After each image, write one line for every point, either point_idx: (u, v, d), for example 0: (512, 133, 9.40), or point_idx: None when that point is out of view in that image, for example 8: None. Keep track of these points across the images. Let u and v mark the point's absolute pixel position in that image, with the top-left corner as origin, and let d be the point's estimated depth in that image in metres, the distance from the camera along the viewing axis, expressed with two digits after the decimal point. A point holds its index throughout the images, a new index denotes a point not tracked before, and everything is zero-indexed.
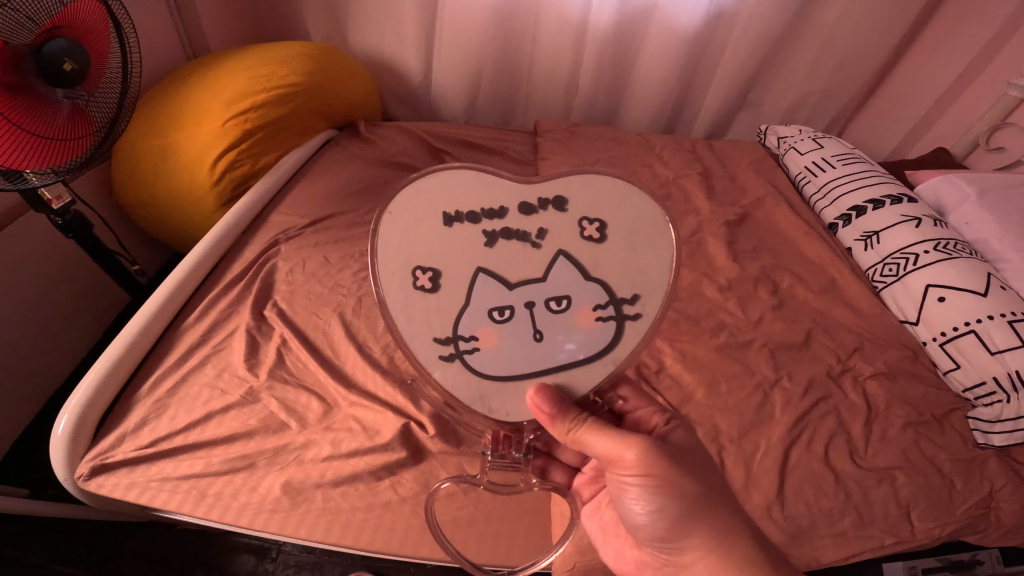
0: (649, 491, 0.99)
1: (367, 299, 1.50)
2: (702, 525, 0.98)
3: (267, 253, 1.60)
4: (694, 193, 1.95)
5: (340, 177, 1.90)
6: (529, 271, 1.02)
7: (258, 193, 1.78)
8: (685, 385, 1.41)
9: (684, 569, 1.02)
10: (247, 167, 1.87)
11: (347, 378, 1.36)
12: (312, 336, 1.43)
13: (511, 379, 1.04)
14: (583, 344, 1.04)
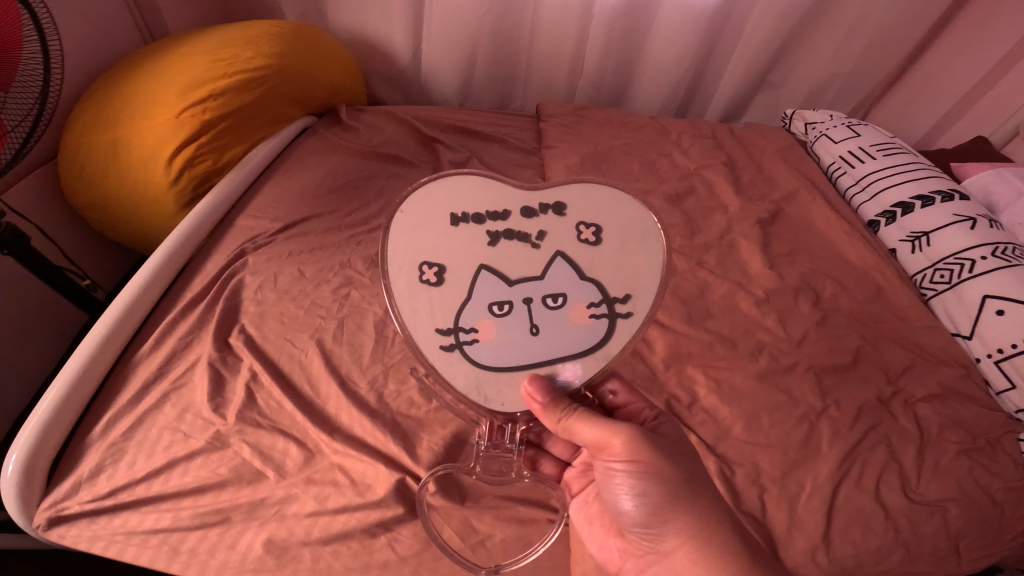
0: (637, 480, 0.93)
1: (350, 321, 1.27)
2: (690, 523, 0.90)
3: (233, 266, 1.38)
4: (720, 186, 1.72)
5: (317, 172, 1.65)
6: (530, 269, 1.01)
7: (222, 195, 1.54)
8: (721, 420, 1.23)
9: (666, 559, 0.93)
10: (208, 162, 1.62)
11: (330, 418, 1.16)
12: (286, 368, 1.22)
13: (508, 373, 1.02)
14: (579, 342, 1.03)
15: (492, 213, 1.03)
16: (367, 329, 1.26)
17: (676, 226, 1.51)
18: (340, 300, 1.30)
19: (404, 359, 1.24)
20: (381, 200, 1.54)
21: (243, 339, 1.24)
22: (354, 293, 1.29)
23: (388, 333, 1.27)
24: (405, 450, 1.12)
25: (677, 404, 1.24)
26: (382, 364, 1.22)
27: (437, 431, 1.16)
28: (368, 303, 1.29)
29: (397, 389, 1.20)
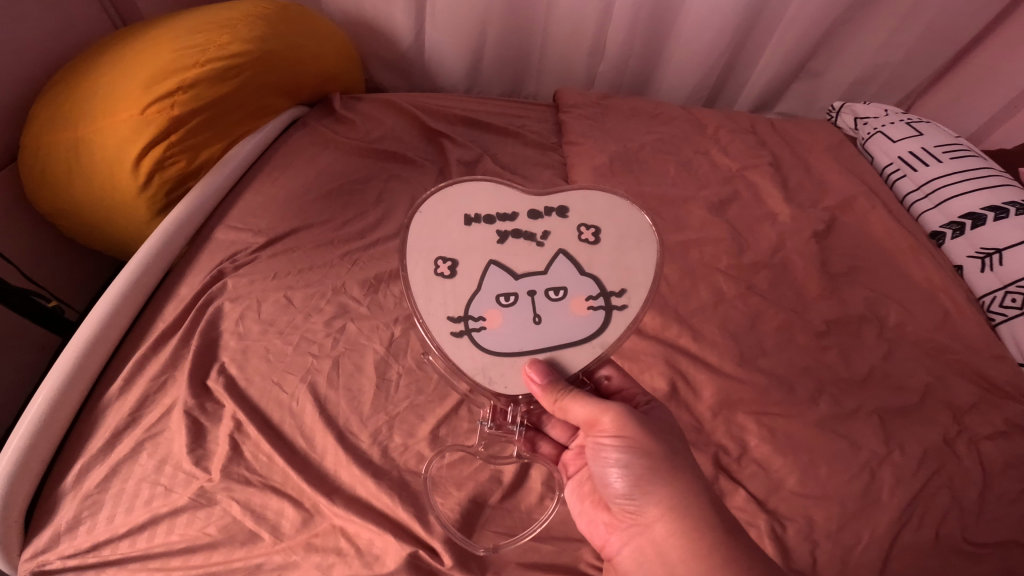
0: (628, 460, 0.82)
1: (345, 360, 1.08)
2: (676, 500, 0.79)
3: (210, 290, 1.20)
4: (767, 191, 1.53)
5: (307, 173, 1.44)
6: (529, 254, 0.93)
7: (195, 203, 1.34)
8: (774, 470, 1.05)
9: (649, 534, 0.81)
10: (180, 164, 1.41)
11: (328, 476, 1.00)
12: (274, 415, 1.04)
13: (502, 361, 0.92)
14: (576, 331, 0.92)
15: (497, 203, 0.95)
16: (367, 369, 1.08)
17: (722, 242, 1.30)
18: (333, 334, 1.11)
19: (415, 405, 1.06)
20: (377, 208, 1.32)
21: (225, 383, 1.07)
22: (350, 326, 1.11)
23: (391, 374, 1.08)
24: (417, 516, 0.95)
25: (730, 459, 1.05)
26: (386, 413, 1.04)
27: (451, 492, 1.00)
28: (366, 339, 1.09)
29: (407, 440, 1.03)
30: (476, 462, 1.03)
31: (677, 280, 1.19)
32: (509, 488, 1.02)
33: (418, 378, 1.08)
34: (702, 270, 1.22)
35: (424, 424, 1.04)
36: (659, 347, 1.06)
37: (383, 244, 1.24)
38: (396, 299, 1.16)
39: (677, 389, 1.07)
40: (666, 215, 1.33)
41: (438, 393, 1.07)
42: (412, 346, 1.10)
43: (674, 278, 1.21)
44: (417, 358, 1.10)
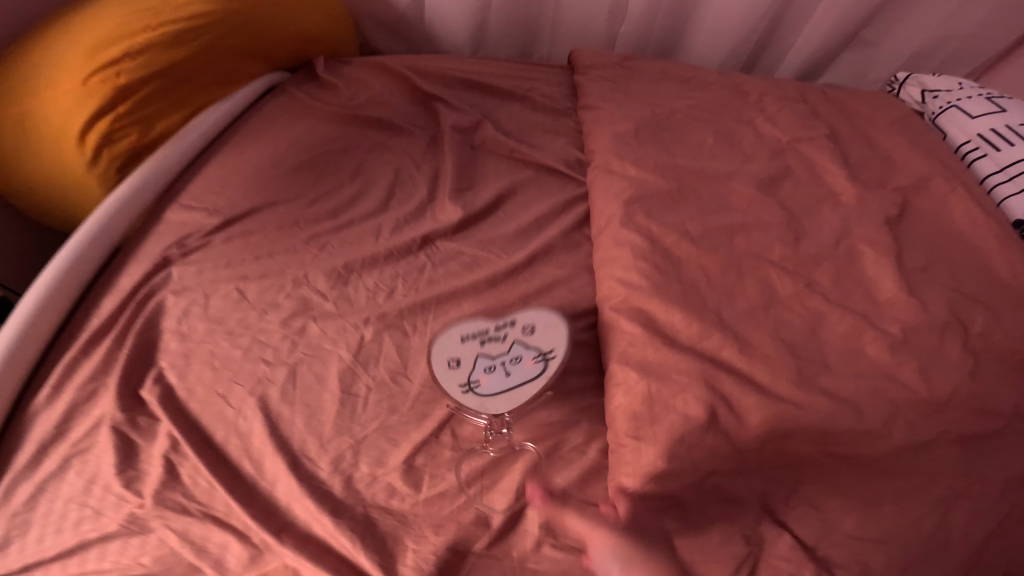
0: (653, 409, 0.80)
1: (304, 368, 0.88)
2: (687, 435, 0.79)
3: (153, 279, 1.03)
4: (824, 166, 1.25)
5: (279, 143, 1.23)
6: (506, 352, 0.79)
7: (145, 181, 1.16)
8: (826, 509, 0.81)
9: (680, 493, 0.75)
10: (132, 138, 1.24)
11: (278, 510, 0.81)
12: (217, 433, 0.87)
13: (496, 394, 0.79)
14: (562, 343, 0.79)
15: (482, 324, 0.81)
16: (331, 380, 0.86)
17: (773, 228, 1.05)
18: (291, 336, 0.91)
19: (387, 426, 0.84)
20: (354, 181, 1.10)
21: (162, 393, 0.90)
22: (313, 327, 0.91)
23: (359, 389, 0.85)
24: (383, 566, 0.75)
25: (787, 504, 0.81)
26: (352, 436, 0.83)
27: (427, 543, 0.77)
28: (331, 344, 0.89)
29: (377, 470, 0.81)
30: (458, 499, 0.80)
31: (718, 272, 0.94)
32: (499, 532, 0.78)
33: (392, 396, 0.85)
34: (749, 262, 0.97)
35: (398, 452, 0.82)
36: (697, 362, 0.82)
37: (358, 226, 1.02)
38: (369, 294, 0.93)
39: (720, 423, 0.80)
40: (704, 194, 1.07)
41: (417, 416, 0.85)
42: (387, 355, 0.87)
43: (710, 270, 0.94)
44: (389, 371, 0.86)
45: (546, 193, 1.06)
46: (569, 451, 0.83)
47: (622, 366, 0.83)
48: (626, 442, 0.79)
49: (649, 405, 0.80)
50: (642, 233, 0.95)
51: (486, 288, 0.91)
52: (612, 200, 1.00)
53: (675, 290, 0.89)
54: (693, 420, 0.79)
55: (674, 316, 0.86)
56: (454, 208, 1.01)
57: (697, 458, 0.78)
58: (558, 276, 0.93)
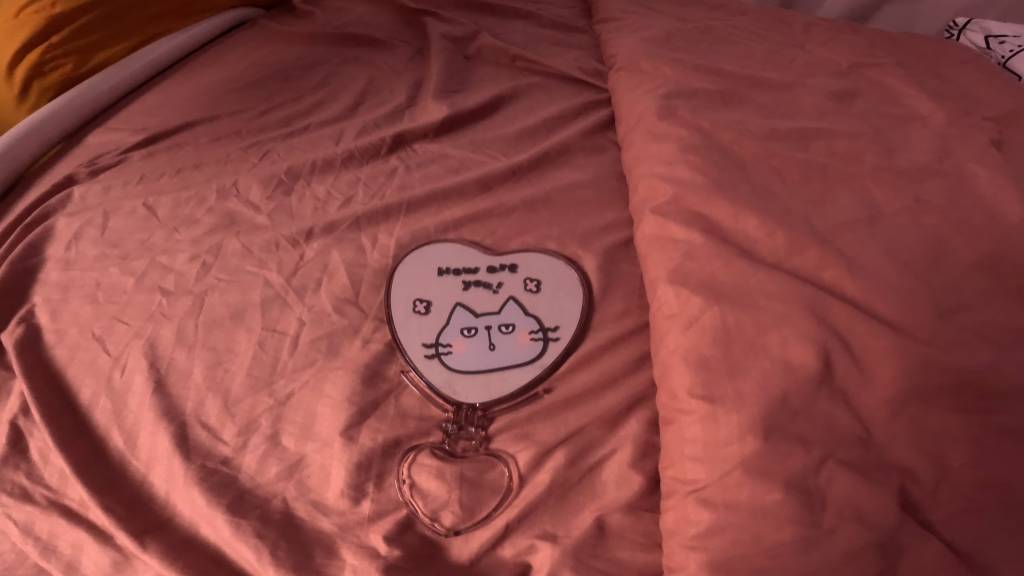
0: (731, 360, 0.53)
1: (213, 298, 0.66)
2: (785, 403, 0.52)
3: (50, 201, 0.84)
4: (910, 82, 0.92)
5: (236, 66, 0.95)
6: (497, 307, 0.60)
7: (62, 107, 0.93)
8: (984, 508, 0.50)
9: (773, 486, 0.50)
10: (64, 71, 0.96)
11: (148, 503, 0.60)
12: (83, 391, 0.67)
13: (471, 371, 0.58)
14: (568, 323, 0.59)
15: (472, 262, 0.63)
16: (251, 316, 0.64)
17: (860, 136, 0.79)
18: (201, 259, 0.70)
19: (324, 378, 0.59)
20: (319, 90, 0.86)
21: (21, 336, 0.71)
22: (231, 244, 0.70)
23: (287, 326, 0.62)
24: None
25: (934, 497, 0.51)
26: (271, 395, 0.60)
27: (375, 565, 0.53)
28: (255, 268, 0.67)
29: (305, 446, 0.58)
30: (418, 498, 0.56)
31: (795, 182, 0.69)
32: (484, 543, 0.55)
33: (331, 333, 0.61)
34: (833, 171, 0.72)
35: (331, 414, 0.58)
36: (798, 284, 0.56)
37: (314, 132, 0.80)
38: (316, 204, 0.71)
39: (845, 390, 0.54)
40: (768, 97, 0.81)
41: (363, 375, 0.58)
42: (335, 276, 0.64)
43: (782, 177, 0.69)
44: (332, 299, 0.62)
45: (557, 97, 0.81)
46: (600, 423, 0.57)
47: (669, 290, 0.57)
48: (694, 405, 0.53)
49: (726, 347, 0.53)
50: (690, 126, 0.71)
51: (478, 191, 0.69)
52: (645, 94, 0.76)
53: (742, 188, 0.65)
54: (800, 370, 0.52)
55: (747, 222, 0.61)
56: (437, 106, 0.78)
57: (806, 432, 0.52)
58: (573, 182, 0.69)
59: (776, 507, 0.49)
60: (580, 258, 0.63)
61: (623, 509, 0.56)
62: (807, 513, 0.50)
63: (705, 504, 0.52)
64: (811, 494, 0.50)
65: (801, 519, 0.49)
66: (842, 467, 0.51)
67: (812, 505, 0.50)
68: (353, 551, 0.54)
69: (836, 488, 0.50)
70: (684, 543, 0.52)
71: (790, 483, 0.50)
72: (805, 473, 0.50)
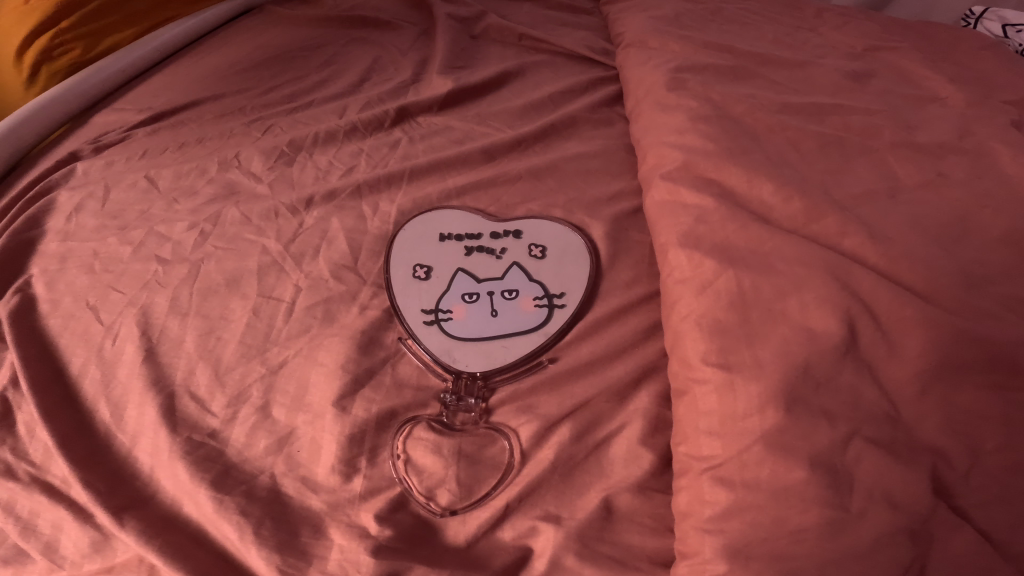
0: (748, 326, 0.49)
1: (210, 266, 0.65)
2: (810, 373, 0.47)
3: (52, 176, 0.84)
4: (925, 65, 0.90)
5: (242, 49, 0.95)
6: (501, 273, 0.58)
7: (69, 88, 0.93)
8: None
9: (797, 463, 0.45)
10: (75, 55, 0.97)
11: (131, 478, 0.56)
12: (73, 362, 0.64)
13: (472, 338, 0.56)
14: (574, 289, 0.57)
15: (474, 228, 0.61)
16: (247, 283, 0.62)
17: (877, 112, 0.77)
18: (199, 227, 0.69)
19: (319, 345, 0.56)
20: (323, 68, 0.86)
21: (15, 306, 0.69)
22: (230, 212, 0.69)
23: (283, 293, 0.60)
24: (280, 570, 0.49)
25: (969, 478, 0.47)
26: (263, 363, 0.57)
27: (364, 547, 0.49)
28: (254, 235, 0.65)
29: (296, 418, 0.54)
30: (412, 475, 0.52)
31: (810, 154, 0.67)
32: (483, 524, 0.51)
33: (328, 300, 0.58)
34: (851, 144, 0.70)
35: (325, 383, 0.54)
36: (815, 249, 0.53)
37: (317, 107, 0.79)
38: (318, 173, 0.70)
39: (872, 364, 0.49)
40: (780, 75, 0.80)
41: (359, 342, 0.55)
42: (334, 243, 0.62)
43: (795, 149, 0.67)
44: (330, 265, 0.60)
45: (562, 74, 0.81)
46: (608, 396, 0.54)
47: (681, 254, 0.54)
48: (710, 374, 0.49)
49: (742, 312, 0.50)
50: (701, 97, 0.70)
51: (482, 161, 0.68)
52: (653, 68, 0.74)
53: (755, 156, 0.63)
54: (824, 337, 0.48)
55: (762, 187, 0.59)
56: (442, 81, 0.77)
57: (831, 405, 0.47)
58: (580, 152, 0.68)
59: (800, 485, 0.45)
60: (587, 226, 0.61)
61: (632, 489, 0.52)
62: (834, 493, 0.45)
63: (721, 484, 0.48)
64: (838, 473, 0.46)
65: (828, 500, 0.45)
66: (871, 445, 0.46)
67: (840, 486, 0.45)
68: (342, 529, 0.50)
69: (866, 468, 0.46)
70: (698, 525, 0.48)
71: (815, 460, 0.46)
72: (832, 450, 0.46)
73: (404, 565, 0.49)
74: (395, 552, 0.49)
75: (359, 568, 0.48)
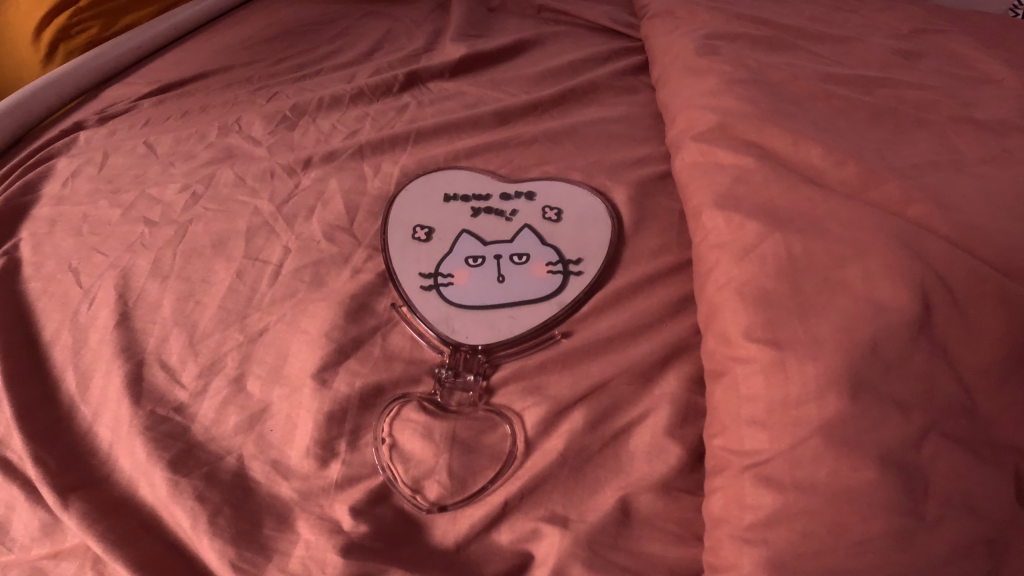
0: (804, 297, 0.42)
1: (197, 228, 0.59)
2: (882, 354, 0.39)
3: (54, 145, 0.75)
4: (981, 43, 0.83)
5: (256, 26, 0.89)
6: (511, 237, 0.53)
7: (85, 63, 0.84)
8: None
9: (863, 462, 0.37)
10: (94, 32, 0.89)
11: (87, 455, 0.49)
12: (47, 327, 0.56)
13: (474, 307, 0.50)
14: (593, 256, 0.51)
15: (483, 190, 0.56)
16: (233, 245, 0.56)
17: (930, 88, 0.68)
18: (191, 189, 0.64)
19: (303, 310, 0.50)
20: (335, 40, 0.83)
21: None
22: (224, 173, 0.64)
23: (270, 255, 0.54)
24: (234, 565, 0.42)
25: None
26: (242, 331, 0.50)
27: (334, 544, 0.42)
28: (247, 197, 0.60)
29: (272, 392, 0.47)
30: (398, 463, 0.45)
31: (856, 124, 0.60)
32: (477, 523, 0.43)
33: (318, 262, 0.52)
34: (905, 114, 0.62)
35: (307, 353, 0.48)
36: (875, 214, 0.46)
37: (325, 75, 0.76)
38: (319, 137, 0.66)
39: (952, 348, 0.40)
40: (819, 49, 0.74)
41: (348, 308, 0.49)
42: (330, 204, 0.57)
43: (839, 117, 0.61)
44: (324, 226, 0.55)
45: (583, 44, 0.77)
46: (630, 378, 0.46)
47: (718, 217, 0.48)
48: (755, 352, 0.42)
49: (792, 280, 0.43)
50: (735, 62, 0.64)
51: (494, 125, 0.63)
52: (682, 36, 0.70)
53: (798, 119, 0.56)
54: (894, 311, 0.40)
55: (810, 149, 0.52)
56: (456, 48, 0.73)
57: (905, 394, 0.38)
58: (602, 117, 0.63)
59: (866, 489, 0.37)
60: (609, 190, 0.55)
61: (656, 489, 0.43)
62: (906, 499, 0.37)
63: (765, 484, 0.39)
64: (912, 475, 0.37)
65: (899, 507, 0.36)
66: (951, 442, 0.38)
67: (912, 490, 0.37)
68: (312, 521, 0.43)
69: (943, 469, 0.37)
70: (735, 534, 0.40)
71: (885, 457, 0.37)
72: (905, 447, 0.37)
73: (380, 568, 0.41)
74: (370, 552, 0.42)
75: (324, 568, 0.41)
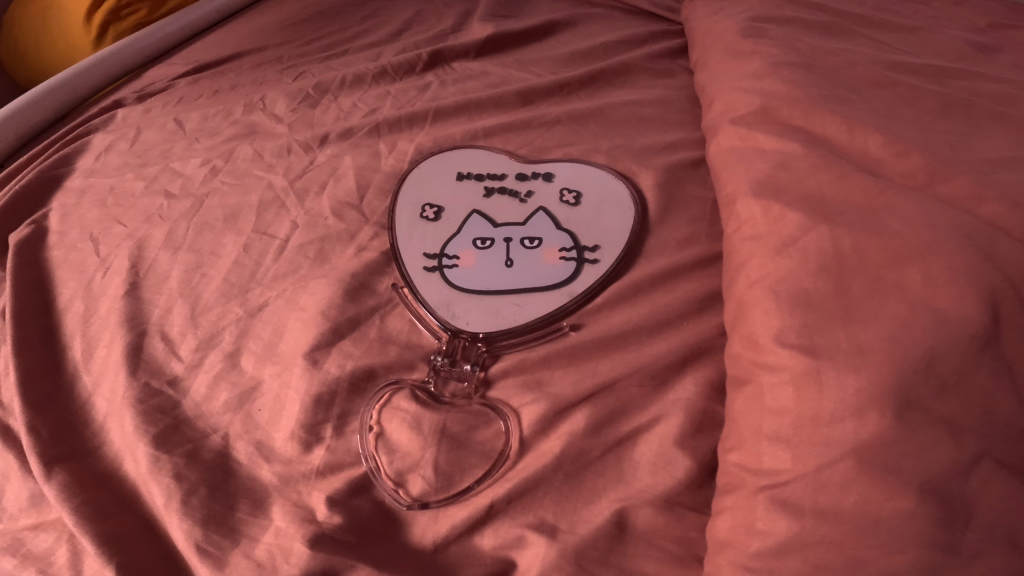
0: (849, 297, 0.37)
1: (212, 201, 0.57)
2: (942, 371, 0.33)
3: (92, 121, 0.73)
4: None
5: (292, 7, 0.85)
6: (523, 219, 0.51)
7: (129, 44, 0.82)
8: None
9: (908, 494, 0.31)
10: (141, 15, 0.88)
11: (82, 426, 0.47)
12: (62, 294, 0.55)
13: (478, 291, 0.48)
14: (610, 244, 0.48)
15: (498, 172, 0.54)
16: (243, 219, 0.54)
17: (1012, 81, 0.59)
18: (211, 163, 0.61)
19: (304, 287, 0.48)
20: (369, 20, 0.81)
21: (24, 237, 0.58)
22: (244, 149, 0.61)
23: (278, 229, 0.52)
24: (198, 547, 0.40)
25: None
26: (242, 305, 0.49)
27: (303, 533, 0.40)
28: (263, 171, 0.58)
29: (263, 370, 0.46)
30: (382, 454, 0.42)
31: (920, 115, 0.53)
32: (458, 524, 0.40)
33: (323, 238, 0.51)
34: (979, 106, 0.54)
35: (302, 331, 0.46)
36: (939, 210, 0.40)
37: (352, 56, 0.75)
38: (339, 115, 0.64)
39: (1020, 368, 0.34)
40: (881, 37, 0.67)
41: (347, 287, 0.47)
42: (342, 179, 0.55)
43: (900, 106, 0.54)
44: (333, 202, 0.53)
45: (620, 27, 0.73)
46: (641, 379, 0.42)
47: (754, 206, 0.44)
48: (786, 359, 0.36)
49: (837, 280, 0.37)
50: (784, 45, 0.59)
51: (517, 105, 0.61)
52: (727, 18, 0.65)
53: (852, 104, 0.50)
54: (957, 322, 0.34)
55: (867, 137, 0.46)
56: (483, 28, 0.72)
57: (958, 415, 0.32)
58: (632, 99, 0.60)
59: (899, 522, 0.31)
60: (635, 174, 0.53)
61: (657, 504, 0.39)
62: (942, 533, 0.31)
63: (781, 509, 0.34)
64: (959, 513, 0.31)
65: (933, 542, 0.31)
66: (1004, 471, 0.32)
67: (951, 523, 0.31)
68: (288, 506, 0.41)
69: (992, 502, 0.31)
70: (739, 561, 0.34)
71: (926, 486, 0.31)
72: (951, 476, 0.31)
73: (346, 562, 0.39)
74: (339, 544, 0.39)
75: (289, 558, 0.39)
